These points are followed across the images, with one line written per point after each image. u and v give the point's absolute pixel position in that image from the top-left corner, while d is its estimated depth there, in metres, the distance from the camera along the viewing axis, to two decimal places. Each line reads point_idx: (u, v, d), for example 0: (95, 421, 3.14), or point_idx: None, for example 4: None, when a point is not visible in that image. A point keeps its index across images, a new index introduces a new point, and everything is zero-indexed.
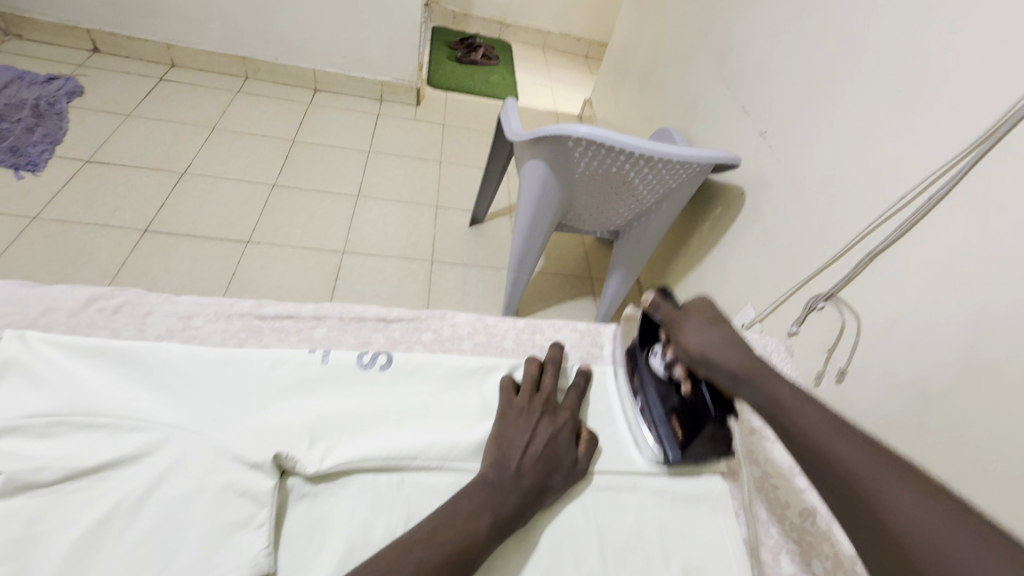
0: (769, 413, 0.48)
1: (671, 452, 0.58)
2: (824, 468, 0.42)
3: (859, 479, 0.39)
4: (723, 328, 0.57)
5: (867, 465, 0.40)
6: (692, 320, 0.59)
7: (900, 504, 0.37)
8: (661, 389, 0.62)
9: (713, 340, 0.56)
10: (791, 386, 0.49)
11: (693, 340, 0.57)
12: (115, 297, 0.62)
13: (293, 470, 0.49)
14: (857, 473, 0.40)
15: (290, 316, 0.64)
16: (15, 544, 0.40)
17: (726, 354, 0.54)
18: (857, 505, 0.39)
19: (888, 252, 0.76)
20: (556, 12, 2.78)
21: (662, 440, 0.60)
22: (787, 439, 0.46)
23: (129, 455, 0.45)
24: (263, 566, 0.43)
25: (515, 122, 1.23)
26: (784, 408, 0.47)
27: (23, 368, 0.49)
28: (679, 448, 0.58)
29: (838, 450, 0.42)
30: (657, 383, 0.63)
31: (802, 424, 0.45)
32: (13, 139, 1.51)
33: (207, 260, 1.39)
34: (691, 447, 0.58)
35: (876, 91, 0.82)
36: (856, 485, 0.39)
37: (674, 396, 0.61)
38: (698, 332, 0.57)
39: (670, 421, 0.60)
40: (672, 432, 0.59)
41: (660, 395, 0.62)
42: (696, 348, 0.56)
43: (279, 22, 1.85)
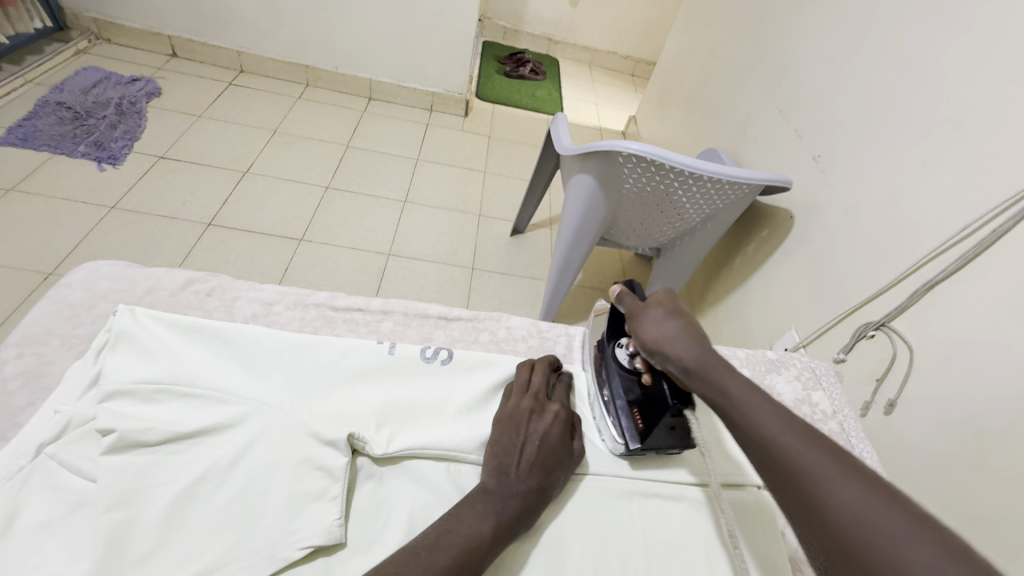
0: (722, 410, 0.47)
1: (631, 443, 0.58)
2: (766, 463, 0.42)
3: (804, 469, 0.39)
4: (680, 320, 0.56)
5: (808, 454, 0.40)
6: (652, 312, 0.58)
7: (843, 494, 0.37)
8: (625, 380, 0.61)
9: (669, 332, 0.55)
10: (740, 379, 0.48)
11: (651, 332, 0.56)
12: (209, 282, 0.68)
13: (362, 451, 0.53)
14: (802, 466, 0.40)
15: (360, 308, 0.70)
16: (124, 494, 0.45)
17: (681, 346, 0.53)
18: (796, 491, 0.39)
19: (946, 283, 0.75)
20: (605, 30, 2.83)
21: (622, 431, 0.59)
22: (739, 436, 0.45)
23: (220, 424, 0.50)
24: (337, 535, 0.46)
25: (565, 136, 1.26)
26: (733, 401, 0.47)
27: (134, 339, 0.55)
28: (639, 440, 0.57)
29: (781, 440, 0.42)
30: (622, 374, 0.62)
31: (748, 416, 0.45)
32: (97, 134, 1.64)
33: (262, 254, 1.48)
34: (650, 438, 0.57)
35: (939, 121, 0.81)
36: (795, 470, 0.40)
37: (636, 388, 0.60)
38: (656, 324, 0.57)
39: (631, 412, 0.59)
40: (633, 423, 0.58)
41: (625, 386, 0.61)
42: (653, 340, 0.56)
43: (342, 34, 1.95)
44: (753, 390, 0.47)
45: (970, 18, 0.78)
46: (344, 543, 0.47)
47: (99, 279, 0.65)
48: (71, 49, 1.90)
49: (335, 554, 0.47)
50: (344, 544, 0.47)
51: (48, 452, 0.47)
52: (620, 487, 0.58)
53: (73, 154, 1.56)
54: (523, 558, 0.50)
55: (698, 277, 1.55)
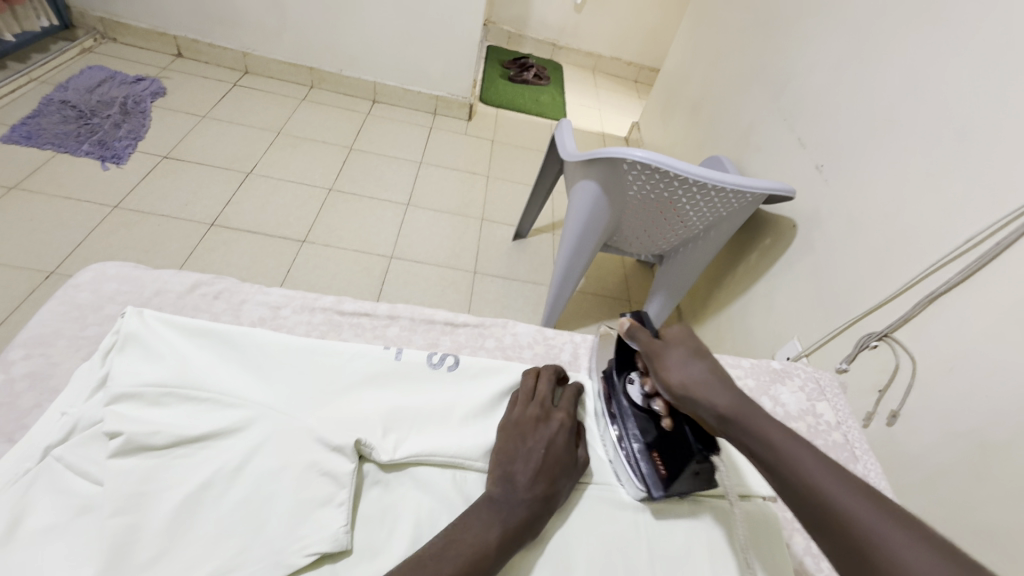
0: (766, 464, 0.46)
1: (655, 490, 0.55)
2: (825, 528, 0.40)
3: (867, 536, 0.38)
4: (706, 361, 0.54)
5: (868, 515, 0.39)
6: (674, 353, 0.56)
7: (913, 563, 0.36)
8: (641, 421, 0.60)
9: (697, 376, 0.53)
10: (784, 430, 0.47)
11: (677, 376, 0.54)
12: (216, 284, 0.68)
13: (369, 456, 0.53)
14: (865, 532, 0.38)
15: (366, 313, 0.70)
16: (130, 499, 0.45)
17: (713, 393, 0.51)
18: (865, 564, 0.38)
19: (949, 295, 0.75)
20: (609, 36, 2.84)
21: (644, 478, 0.56)
22: (789, 494, 0.44)
23: (228, 428, 0.50)
24: (343, 541, 0.46)
25: (569, 142, 1.26)
26: (781, 458, 0.45)
27: (140, 342, 0.55)
28: (663, 487, 0.55)
29: (841, 504, 0.40)
30: (637, 413, 0.60)
31: (801, 474, 0.43)
32: (102, 133, 1.64)
33: (265, 255, 1.48)
34: (675, 484, 0.55)
35: (944, 133, 0.81)
36: (859, 538, 0.38)
37: (653, 429, 0.59)
38: (680, 366, 0.55)
39: (651, 455, 0.57)
40: (655, 468, 0.56)
41: (642, 427, 0.59)
42: (680, 385, 0.54)
43: (346, 36, 1.95)
44: (799, 442, 0.46)
45: (975, 31, 0.79)
46: (349, 550, 0.47)
47: (106, 280, 0.65)
48: (77, 49, 1.90)
49: (341, 560, 0.46)
50: (350, 550, 0.47)
51: (54, 454, 0.47)
52: (625, 496, 0.58)
53: (77, 153, 1.57)
54: (529, 567, 0.50)
55: (701, 284, 1.55)
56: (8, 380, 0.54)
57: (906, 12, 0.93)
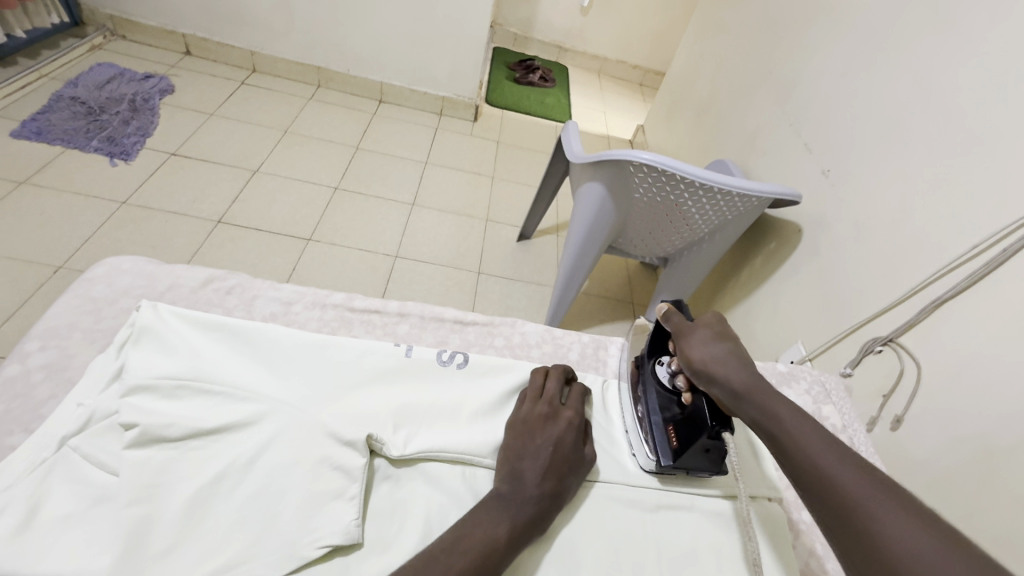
0: (766, 429, 0.47)
1: (664, 459, 0.58)
2: (815, 490, 0.41)
3: (847, 495, 0.39)
4: (728, 343, 0.55)
5: (854, 478, 0.40)
6: (700, 332, 0.58)
7: (888, 521, 0.37)
8: (662, 398, 0.62)
9: (718, 355, 0.54)
10: (792, 406, 0.47)
11: (697, 353, 0.56)
12: (229, 280, 0.69)
13: (380, 452, 0.53)
14: (846, 491, 0.39)
15: (377, 310, 0.70)
16: (145, 490, 0.45)
17: (730, 370, 0.52)
18: (848, 526, 0.38)
19: (955, 301, 0.76)
20: (615, 39, 2.85)
21: (656, 448, 0.59)
22: (782, 456, 0.45)
23: (240, 422, 0.50)
24: (354, 535, 0.46)
25: (576, 144, 1.27)
26: (784, 426, 0.46)
27: (155, 336, 0.56)
28: (671, 457, 0.58)
29: (834, 470, 0.41)
30: (659, 390, 0.62)
31: (801, 442, 0.44)
32: (110, 129, 1.65)
33: (271, 253, 1.48)
34: (684, 457, 0.57)
35: (951, 140, 0.81)
36: (846, 501, 0.39)
37: (674, 407, 0.61)
38: (703, 345, 0.56)
39: (666, 429, 0.60)
40: (668, 441, 0.59)
41: (661, 404, 0.62)
42: (700, 362, 0.55)
43: (354, 36, 1.96)
44: (808, 420, 0.46)
45: (983, 37, 0.79)
46: (360, 544, 0.47)
47: (121, 274, 0.66)
48: (87, 45, 1.92)
49: (352, 554, 0.47)
50: (361, 544, 0.48)
51: (71, 444, 0.48)
52: (632, 495, 0.58)
53: (86, 149, 1.58)
54: (537, 563, 0.51)
55: (705, 287, 1.56)
56: (26, 371, 0.55)
57: (914, 18, 0.94)
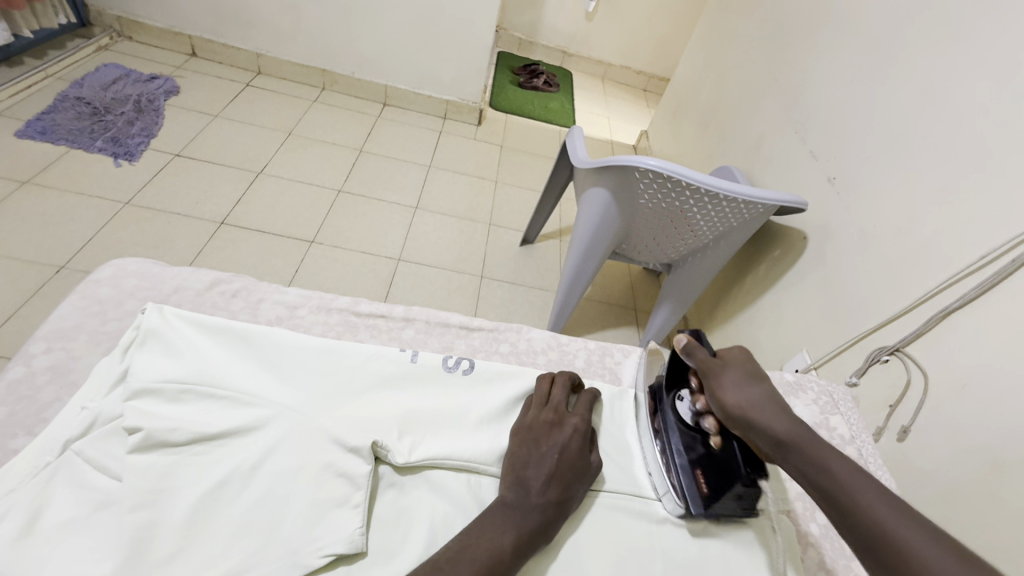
0: (821, 488, 0.46)
1: (694, 507, 0.54)
2: (890, 565, 0.40)
3: (922, 567, 0.38)
4: (764, 387, 0.55)
5: (924, 545, 0.39)
6: (731, 374, 0.57)
7: None
8: (685, 437, 0.59)
9: (755, 400, 0.54)
10: (840, 457, 0.47)
11: (732, 397, 0.55)
12: (234, 283, 0.69)
13: (384, 458, 0.53)
14: (922, 561, 0.38)
15: (382, 315, 0.70)
16: (148, 495, 0.45)
17: (770, 418, 0.52)
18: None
19: (963, 310, 0.75)
20: (619, 45, 2.86)
21: (684, 494, 0.55)
22: (842, 519, 0.44)
23: (245, 427, 0.50)
24: (359, 543, 0.46)
25: (581, 149, 1.27)
26: (844, 489, 0.44)
27: (160, 339, 0.55)
28: (704, 504, 0.54)
29: (908, 543, 0.40)
30: (682, 429, 0.59)
31: (864, 506, 0.43)
32: (115, 130, 1.66)
33: (273, 255, 1.48)
34: (716, 504, 0.54)
35: (959, 149, 0.81)
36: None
37: (699, 447, 0.58)
38: (738, 387, 0.55)
39: (694, 473, 0.56)
40: (696, 486, 0.56)
41: (685, 443, 0.58)
42: (736, 406, 0.54)
43: (359, 40, 1.97)
44: (862, 475, 0.45)
45: (993, 46, 0.79)
46: (365, 552, 0.47)
47: (127, 276, 0.66)
48: (93, 46, 1.92)
49: (355, 562, 0.46)
50: (365, 553, 0.47)
51: (74, 448, 0.47)
52: (638, 505, 0.57)
53: (90, 149, 1.58)
54: (542, 573, 0.50)
55: (709, 294, 1.55)
56: (30, 373, 0.55)
57: (922, 27, 0.94)
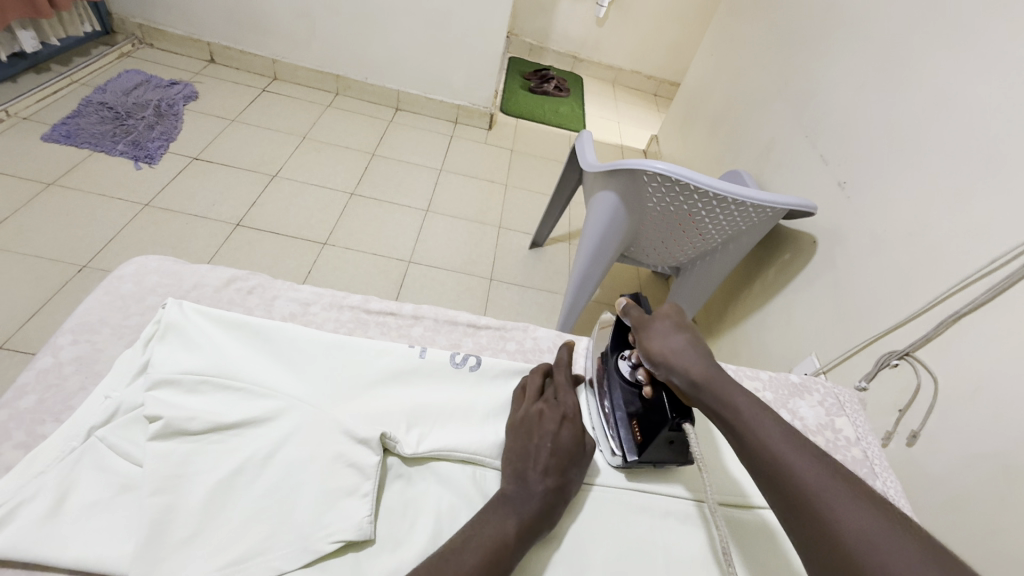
0: (728, 422, 0.48)
1: (630, 455, 0.58)
2: (778, 484, 0.43)
3: (809, 490, 0.41)
4: (688, 334, 0.56)
5: (814, 472, 0.42)
6: (659, 324, 0.58)
7: (852, 516, 0.39)
8: (626, 391, 0.61)
9: (676, 347, 0.55)
10: (749, 396, 0.49)
11: (657, 344, 0.56)
12: (250, 280, 0.71)
13: (393, 450, 0.54)
14: (808, 484, 0.41)
15: (392, 312, 0.72)
16: (168, 480, 0.47)
17: (687, 360, 0.53)
18: (810, 521, 0.40)
19: (974, 314, 0.75)
20: (630, 50, 2.87)
21: (622, 444, 0.59)
22: (743, 448, 0.46)
23: (259, 417, 0.52)
24: (367, 531, 0.47)
25: (589, 152, 1.28)
26: (744, 419, 0.47)
27: (180, 332, 0.57)
28: (637, 452, 0.58)
29: (797, 464, 0.43)
30: (624, 386, 0.61)
31: (762, 437, 0.45)
32: (136, 134, 1.71)
33: (287, 256, 1.51)
34: (648, 450, 0.57)
35: (971, 152, 0.81)
36: (808, 495, 0.41)
37: (637, 400, 0.60)
38: (663, 337, 0.57)
39: (631, 424, 0.59)
40: (633, 436, 0.59)
41: (626, 398, 0.61)
42: (658, 352, 0.55)
43: (373, 46, 2.01)
44: (763, 410, 0.48)
45: (1005, 51, 0.79)
46: (373, 540, 0.48)
47: (148, 273, 0.69)
48: (116, 53, 1.98)
49: (364, 550, 0.48)
50: (373, 541, 0.48)
51: (98, 435, 0.50)
52: (641, 502, 0.58)
53: (112, 152, 1.63)
54: (545, 565, 0.51)
55: (717, 298, 1.55)
56: (58, 363, 0.57)
57: (934, 31, 0.94)
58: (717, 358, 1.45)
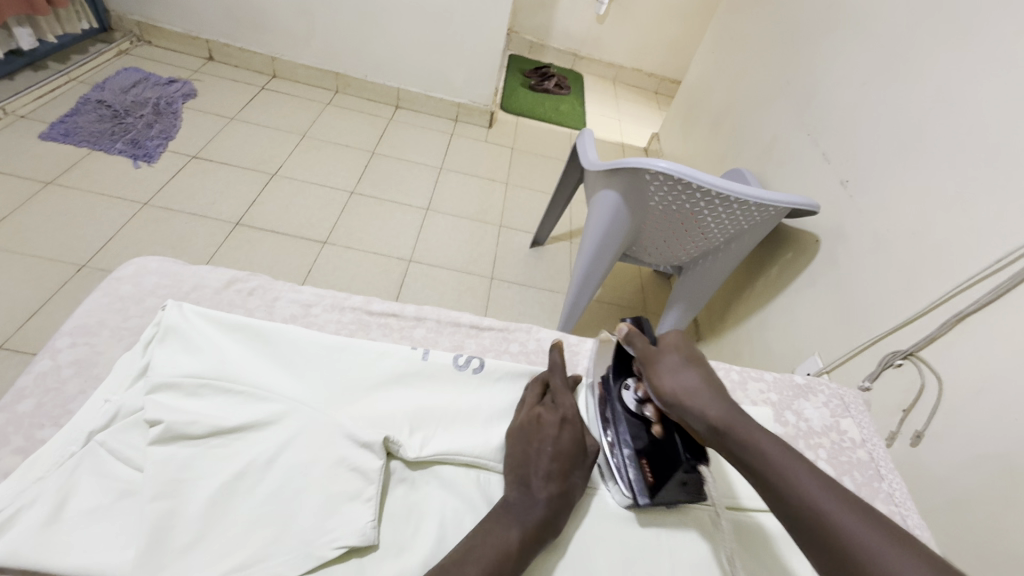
0: (758, 474, 0.45)
1: (642, 498, 0.55)
2: (823, 543, 0.41)
3: (861, 552, 0.39)
4: (699, 369, 0.53)
5: (861, 528, 0.40)
6: (667, 359, 0.55)
7: None
8: (633, 427, 0.58)
9: (689, 384, 0.52)
10: (773, 439, 0.47)
11: (668, 383, 0.53)
12: (250, 282, 0.70)
13: (395, 454, 0.54)
14: (859, 544, 0.39)
15: (394, 314, 0.71)
16: (168, 486, 0.46)
17: (703, 401, 0.50)
18: None
19: (979, 314, 0.74)
20: (630, 47, 2.86)
21: (631, 485, 0.55)
22: (780, 505, 0.44)
23: (260, 421, 0.51)
24: (371, 536, 0.47)
25: (591, 151, 1.27)
26: (776, 470, 0.45)
27: (180, 335, 0.57)
28: (649, 494, 0.55)
29: (841, 520, 0.41)
30: (629, 419, 0.59)
31: (800, 491, 0.43)
32: (135, 132, 1.69)
33: (287, 255, 1.51)
34: (661, 493, 0.54)
35: (975, 151, 0.80)
36: (859, 558, 0.39)
37: (644, 435, 0.57)
38: (672, 373, 0.54)
39: (640, 463, 0.56)
40: (643, 476, 0.55)
41: (633, 432, 0.58)
42: (671, 392, 0.52)
43: (372, 43, 1.99)
44: (792, 454, 0.46)
45: (1009, 49, 0.78)
46: (376, 545, 0.48)
47: (148, 274, 0.68)
48: (114, 51, 1.97)
49: (367, 555, 0.47)
50: (377, 546, 0.48)
51: (97, 439, 0.49)
52: (646, 506, 0.58)
53: (110, 151, 1.62)
54: (548, 571, 0.51)
55: (719, 297, 1.55)
56: (56, 366, 0.57)
57: (937, 29, 0.93)
58: (719, 357, 1.44)
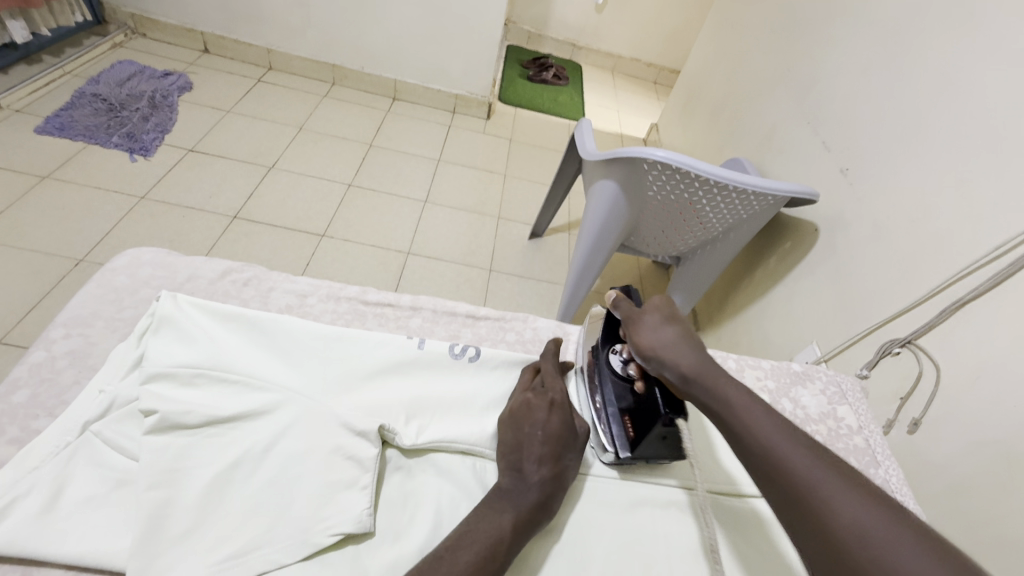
0: (721, 418, 0.47)
1: (622, 451, 0.57)
2: (773, 479, 0.42)
3: (806, 487, 0.40)
4: (678, 326, 0.55)
5: (811, 468, 0.41)
6: (649, 318, 0.57)
7: (850, 514, 0.38)
8: (618, 387, 0.60)
9: (667, 339, 0.54)
10: (740, 387, 0.48)
11: (647, 338, 0.55)
12: (246, 272, 0.70)
13: (392, 442, 0.54)
14: (803, 479, 0.41)
15: (390, 304, 0.71)
16: (165, 475, 0.46)
17: (679, 354, 0.52)
18: (804, 512, 0.40)
19: (978, 301, 0.74)
20: (630, 37, 2.83)
21: (613, 439, 0.58)
22: (738, 444, 0.45)
23: (256, 411, 0.51)
24: (367, 524, 0.47)
25: (589, 141, 1.26)
26: (736, 414, 0.46)
27: (175, 325, 0.57)
28: (629, 448, 0.57)
29: (792, 459, 0.42)
30: (615, 380, 0.61)
31: (758, 434, 0.44)
32: (130, 125, 1.68)
33: (285, 248, 1.50)
34: (640, 447, 0.56)
35: (975, 138, 0.79)
36: (804, 493, 0.40)
37: (628, 395, 0.59)
38: (653, 330, 0.56)
39: (623, 420, 0.58)
40: (624, 431, 0.58)
41: (617, 393, 0.60)
42: (649, 346, 0.55)
43: (369, 34, 1.98)
44: (756, 401, 0.47)
45: (1008, 35, 0.77)
46: (372, 533, 0.48)
47: (143, 265, 0.68)
48: (108, 43, 1.95)
49: (363, 542, 0.47)
50: (373, 533, 0.48)
51: (93, 429, 0.49)
52: (640, 493, 0.58)
53: (106, 144, 1.61)
54: (544, 557, 0.51)
55: (719, 287, 1.55)
56: (52, 357, 0.57)
57: (937, 15, 0.92)
58: (717, 347, 1.44)
